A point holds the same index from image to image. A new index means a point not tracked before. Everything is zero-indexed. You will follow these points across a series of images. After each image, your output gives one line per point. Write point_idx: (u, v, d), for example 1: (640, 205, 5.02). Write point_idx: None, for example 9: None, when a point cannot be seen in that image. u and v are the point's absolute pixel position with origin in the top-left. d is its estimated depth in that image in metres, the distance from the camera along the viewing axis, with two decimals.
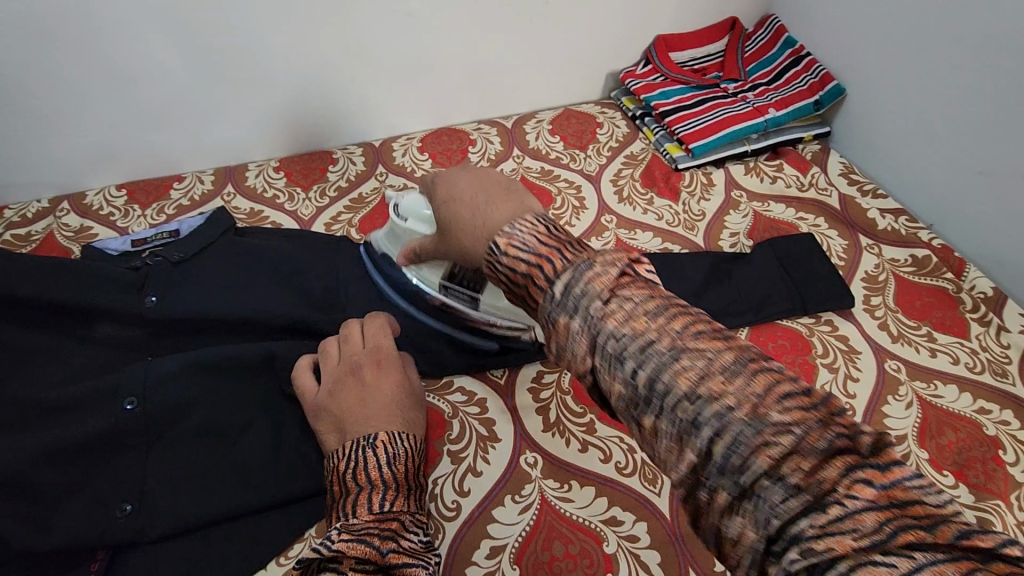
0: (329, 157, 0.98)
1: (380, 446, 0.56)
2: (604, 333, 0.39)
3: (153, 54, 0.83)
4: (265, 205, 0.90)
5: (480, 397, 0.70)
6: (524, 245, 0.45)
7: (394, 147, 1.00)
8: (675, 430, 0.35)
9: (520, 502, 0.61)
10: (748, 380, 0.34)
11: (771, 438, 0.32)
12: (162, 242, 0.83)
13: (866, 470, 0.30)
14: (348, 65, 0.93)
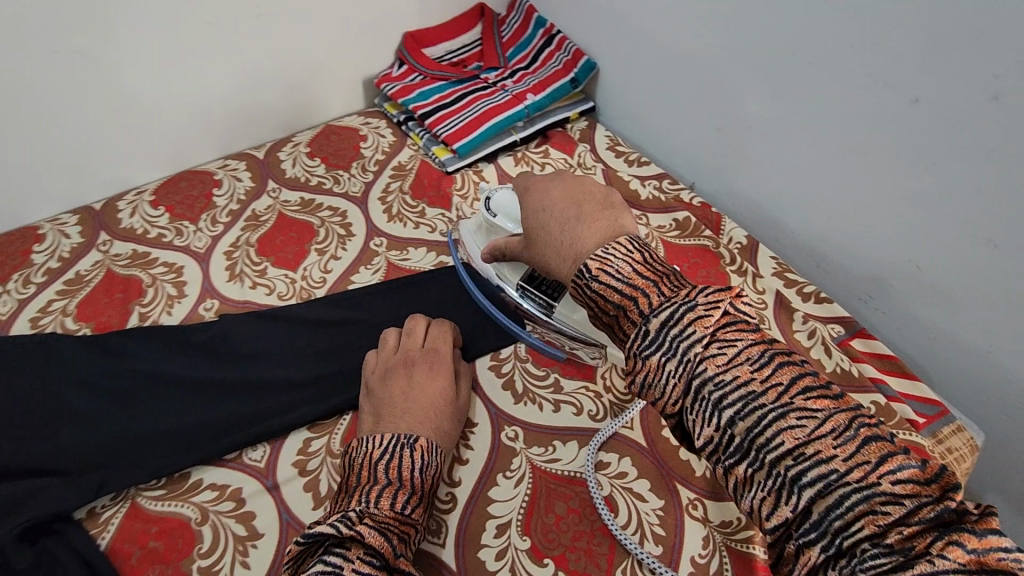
0: (115, 222, 0.96)
1: (419, 449, 0.81)
2: (688, 356, 0.65)
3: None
4: (47, 296, 1.07)
5: (232, 489, 0.88)
6: (620, 274, 0.73)
7: (173, 192, 0.98)
8: (717, 416, 0.63)
9: (511, 477, 0.87)
10: (773, 368, 0.63)
11: (793, 422, 0.60)
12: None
13: (883, 463, 0.57)
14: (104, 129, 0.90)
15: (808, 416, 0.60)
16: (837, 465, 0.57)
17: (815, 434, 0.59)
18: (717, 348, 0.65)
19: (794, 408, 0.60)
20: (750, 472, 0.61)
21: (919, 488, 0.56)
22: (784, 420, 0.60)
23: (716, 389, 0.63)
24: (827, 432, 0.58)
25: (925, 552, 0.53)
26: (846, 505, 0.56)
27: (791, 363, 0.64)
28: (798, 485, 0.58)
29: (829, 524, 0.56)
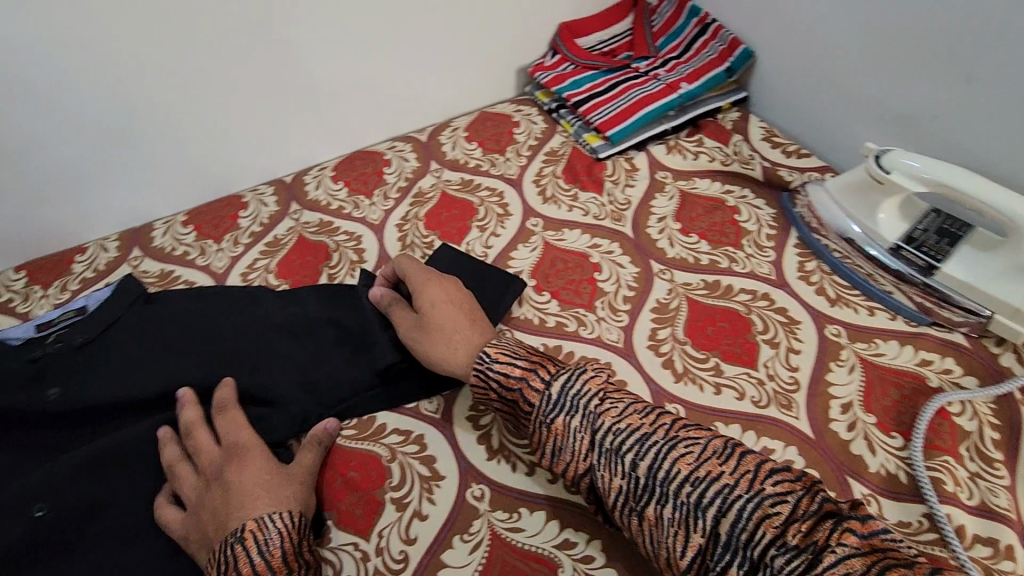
0: (381, 159, 0.99)
1: (247, 536, 0.53)
2: (588, 409, 0.56)
3: (210, 69, 0.86)
4: (306, 207, 0.93)
5: (416, 434, 0.68)
6: (518, 355, 0.61)
7: (442, 139, 1.02)
8: (619, 464, 0.53)
9: (844, 365, 0.69)
10: (630, 411, 0.55)
11: (682, 450, 0.52)
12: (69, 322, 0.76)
13: (765, 471, 0.50)
14: (405, 69, 0.99)
15: (692, 444, 0.53)
16: (727, 480, 0.50)
17: (702, 458, 0.52)
18: (612, 403, 0.56)
19: (680, 439, 0.53)
20: (657, 511, 0.51)
21: (791, 480, 0.50)
22: (676, 450, 0.52)
23: (614, 436, 0.54)
24: (709, 453, 0.52)
25: (828, 544, 0.45)
26: (744, 517, 0.48)
27: (666, 411, 0.56)
28: (700, 507, 0.50)
29: (737, 540, 0.48)
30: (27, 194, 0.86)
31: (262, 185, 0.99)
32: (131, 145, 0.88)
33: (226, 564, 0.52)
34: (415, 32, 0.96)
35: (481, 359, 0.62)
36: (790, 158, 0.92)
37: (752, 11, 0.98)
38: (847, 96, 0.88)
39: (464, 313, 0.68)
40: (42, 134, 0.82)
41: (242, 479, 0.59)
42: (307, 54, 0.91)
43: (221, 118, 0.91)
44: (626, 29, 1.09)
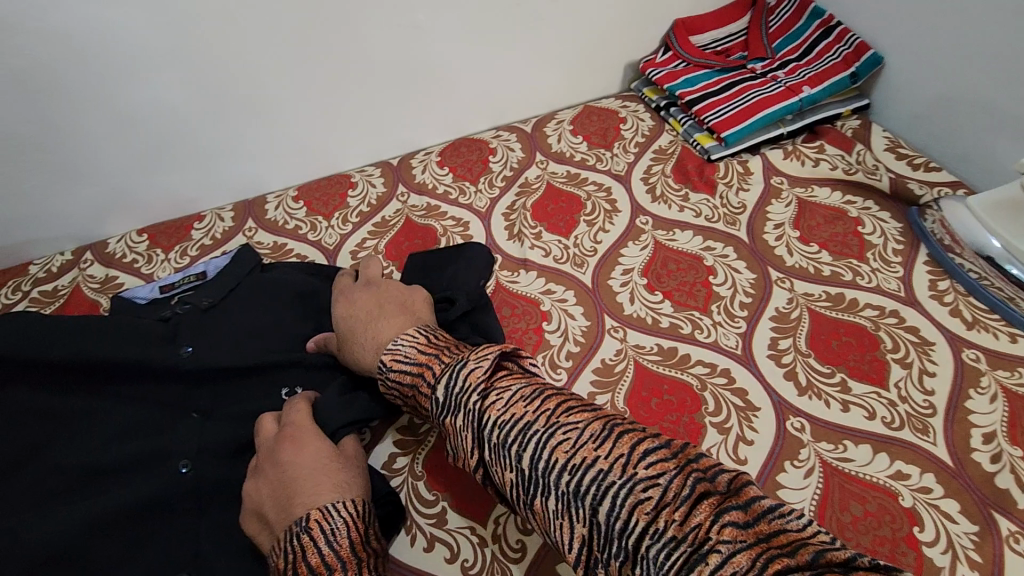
0: (486, 147, 0.99)
1: (314, 524, 0.49)
2: (471, 405, 0.50)
3: (334, 47, 0.87)
4: (413, 190, 0.94)
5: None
6: (407, 358, 0.59)
7: (547, 131, 1.01)
8: (506, 455, 0.47)
9: (985, 393, 0.66)
10: (492, 397, 0.50)
11: (558, 436, 0.46)
12: (190, 286, 0.79)
13: (640, 452, 0.44)
14: (516, 58, 0.99)
15: (570, 428, 0.46)
16: (602, 464, 0.43)
17: (578, 443, 0.45)
18: (496, 394, 0.50)
19: (561, 422, 0.47)
20: (546, 506, 0.45)
21: (692, 469, 0.42)
22: (552, 437, 0.46)
23: (494, 428, 0.48)
24: (585, 436, 0.45)
25: (705, 537, 0.38)
26: (618, 511, 0.42)
27: (558, 394, 0.50)
28: (576, 496, 0.43)
29: (612, 530, 0.42)
30: (154, 160, 0.89)
31: (368, 165, 1.01)
32: (253, 120, 0.91)
33: (293, 556, 0.48)
34: (534, 21, 0.95)
35: (382, 369, 0.61)
36: (917, 171, 0.88)
37: (885, 15, 0.93)
38: (988, 109, 0.83)
39: (372, 312, 0.66)
40: (178, 104, 0.85)
41: (295, 462, 0.55)
42: (426, 39, 0.91)
43: (337, 97, 0.92)
44: (741, 29, 1.06)
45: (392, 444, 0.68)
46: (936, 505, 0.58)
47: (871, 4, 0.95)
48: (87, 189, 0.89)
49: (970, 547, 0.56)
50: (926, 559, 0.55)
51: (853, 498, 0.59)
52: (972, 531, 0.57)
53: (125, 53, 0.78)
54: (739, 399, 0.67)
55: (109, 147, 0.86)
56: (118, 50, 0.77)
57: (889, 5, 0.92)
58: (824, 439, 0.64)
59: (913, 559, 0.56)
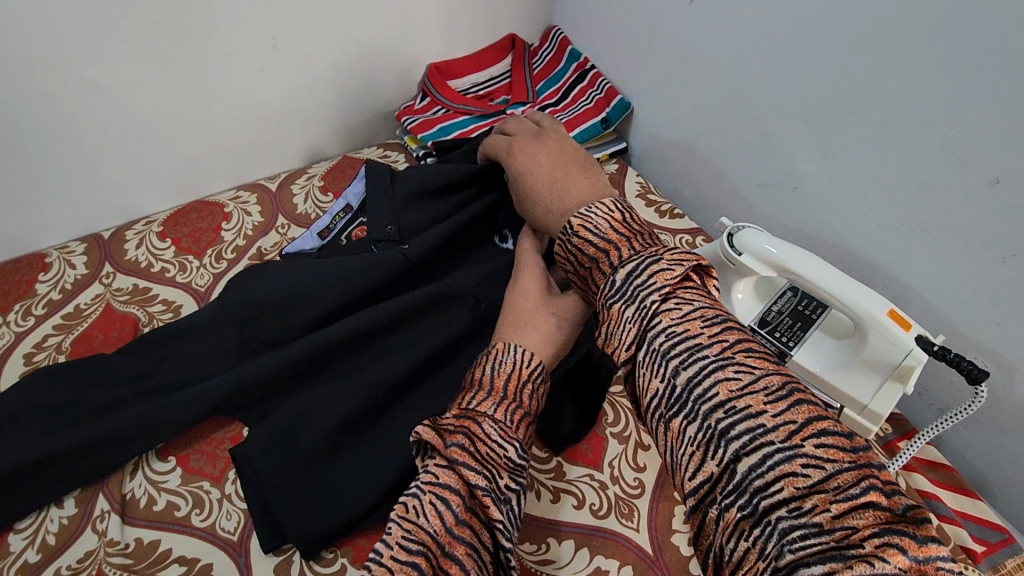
0: (220, 211, 0.88)
1: (492, 355, 0.55)
2: (645, 302, 0.45)
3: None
4: (121, 270, 0.81)
5: (203, 563, 0.58)
6: (597, 230, 0.54)
7: (293, 189, 0.92)
8: (663, 365, 0.42)
9: None
10: (683, 311, 0.44)
11: (730, 372, 0.40)
12: (343, 223, 0.84)
13: (815, 429, 0.37)
14: (247, 113, 0.88)
15: (747, 370, 0.39)
16: (765, 420, 0.37)
17: (747, 388, 0.39)
18: (676, 303, 0.45)
19: (736, 361, 0.40)
20: (679, 426, 0.40)
21: (872, 478, 0.34)
22: (721, 370, 0.40)
23: (666, 335, 0.43)
24: (760, 385, 0.39)
25: (857, 543, 0.32)
26: (765, 463, 0.36)
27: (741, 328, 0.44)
28: (723, 435, 0.38)
29: (747, 485, 0.36)
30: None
31: (75, 241, 0.86)
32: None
33: (475, 365, 0.55)
34: (257, 73, 0.85)
35: (565, 231, 0.56)
36: (663, 219, 0.88)
37: (629, 62, 0.93)
38: (716, 156, 0.84)
39: (547, 174, 0.66)
40: None
41: (513, 295, 0.63)
42: (111, 99, 0.77)
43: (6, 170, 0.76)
44: (504, 71, 1.02)
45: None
46: None
47: (617, 50, 0.94)
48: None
49: None
50: None
51: None
52: None
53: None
54: None
55: None
56: None
57: (630, 52, 0.92)
58: (528, 540, 0.60)
59: None
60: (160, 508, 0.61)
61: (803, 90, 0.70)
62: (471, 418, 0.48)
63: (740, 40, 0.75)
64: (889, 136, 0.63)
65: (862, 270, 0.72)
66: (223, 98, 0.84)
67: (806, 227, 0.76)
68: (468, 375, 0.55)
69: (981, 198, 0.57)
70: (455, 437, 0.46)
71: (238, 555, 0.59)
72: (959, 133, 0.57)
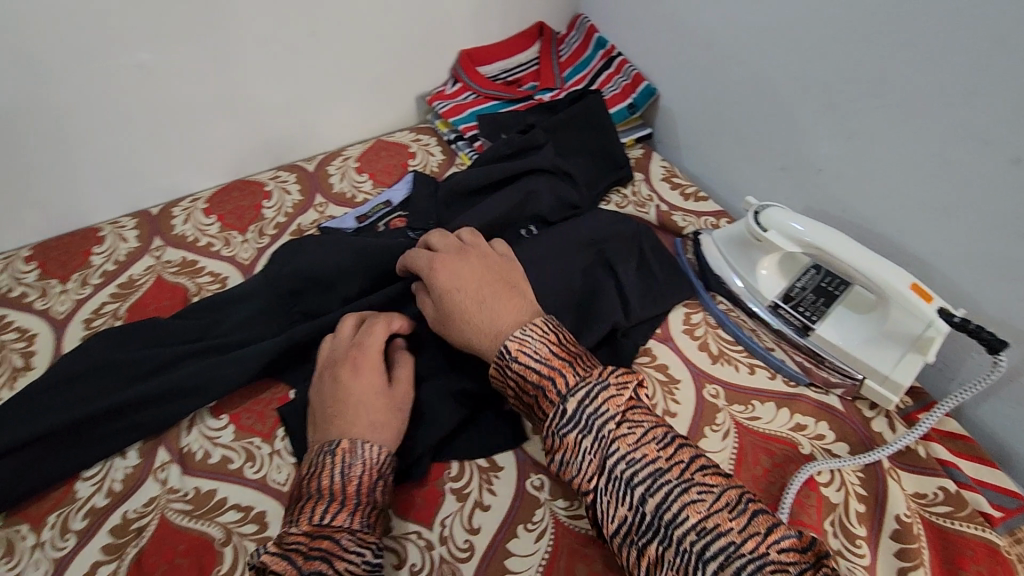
0: (261, 190, 0.92)
1: (340, 453, 0.55)
2: (602, 432, 0.51)
3: (46, 94, 0.76)
4: (170, 244, 0.85)
5: (257, 511, 0.61)
6: (537, 354, 0.56)
7: (330, 170, 0.95)
8: (629, 494, 0.49)
9: (719, 430, 0.67)
10: (637, 441, 0.50)
11: (694, 495, 0.47)
12: (381, 213, 0.89)
13: (773, 535, 0.46)
14: (287, 96, 0.92)
15: (706, 489, 0.48)
16: (734, 537, 0.45)
17: (713, 507, 0.47)
18: (629, 427, 0.51)
19: (696, 481, 0.48)
20: (658, 552, 0.47)
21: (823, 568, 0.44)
22: (687, 492, 0.47)
23: (626, 464, 0.49)
24: (722, 502, 0.47)
25: None
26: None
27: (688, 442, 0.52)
28: (702, 558, 0.44)
29: None
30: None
31: (125, 216, 0.90)
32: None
33: (315, 470, 0.55)
34: (298, 58, 0.88)
35: (501, 355, 0.57)
36: (687, 201, 0.90)
37: (654, 49, 0.95)
38: (739, 140, 0.87)
39: (472, 298, 0.63)
40: None
41: (351, 390, 0.60)
42: (166, 79, 0.82)
43: (63, 148, 0.81)
44: (532, 58, 1.05)
45: (99, 549, 0.59)
46: None
47: (642, 37, 0.97)
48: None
49: None
50: None
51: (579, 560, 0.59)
52: None
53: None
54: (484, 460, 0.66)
55: None
56: None
57: (656, 38, 0.94)
58: (560, 497, 0.63)
59: None
60: (214, 461, 0.65)
61: (826, 73, 0.72)
62: (326, 535, 0.50)
63: (764, 25, 0.77)
64: (913, 117, 0.65)
65: (884, 249, 0.74)
66: (262, 82, 0.88)
67: (829, 208, 0.78)
68: (303, 483, 0.55)
69: (1003, 176, 0.60)
70: (313, 564, 0.48)
71: (289, 504, 0.62)
72: (980, 112, 0.60)
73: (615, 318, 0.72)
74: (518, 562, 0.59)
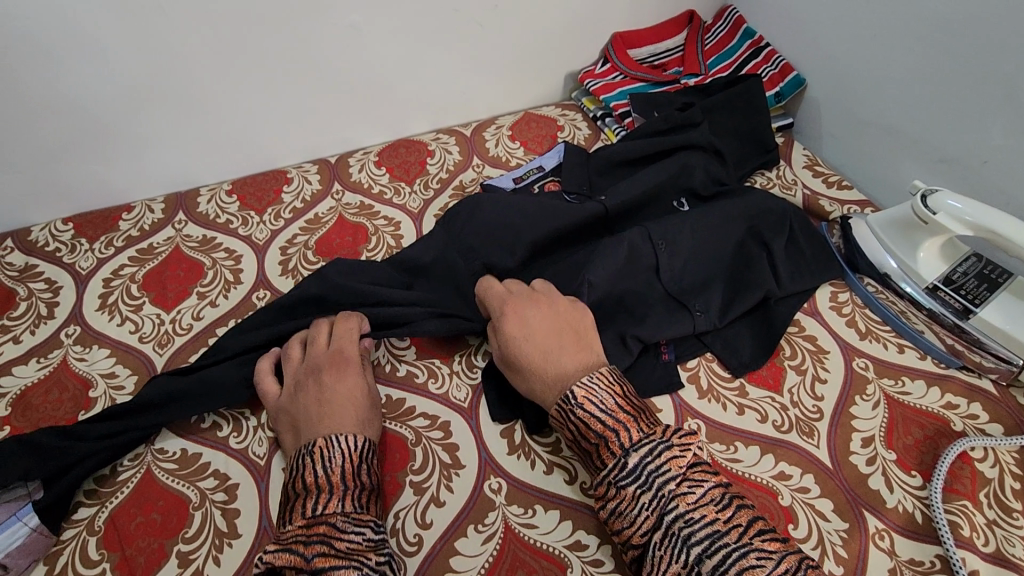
0: (424, 149, 1.01)
1: (317, 452, 0.57)
2: (662, 489, 0.52)
3: (269, 48, 0.87)
4: (349, 189, 0.95)
5: (442, 420, 0.69)
6: (602, 405, 0.57)
7: (486, 136, 1.03)
8: (684, 552, 0.49)
9: (869, 400, 0.70)
10: (699, 497, 0.51)
11: (752, 559, 0.47)
12: (535, 177, 0.96)
13: None
14: (457, 64, 1.00)
15: (764, 556, 0.47)
16: None
17: (770, 572, 0.46)
18: (690, 487, 0.52)
19: (752, 547, 0.48)
20: None
21: None
22: (744, 557, 0.47)
23: (684, 523, 0.50)
24: (780, 568, 0.47)
25: None
26: None
27: (747, 508, 0.52)
28: None
29: None
30: (81, 150, 0.87)
31: (306, 162, 1.01)
32: (183, 115, 0.89)
33: (298, 471, 0.57)
34: (474, 29, 0.96)
35: (567, 399, 0.59)
36: (831, 189, 0.93)
37: (808, 40, 0.98)
38: (893, 132, 0.88)
39: (537, 348, 0.63)
40: (105, 99, 0.84)
41: (326, 394, 0.62)
42: (364, 40, 0.91)
43: (269, 95, 0.92)
44: (678, 45, 1.10)
45: None
46: (812, 505, 0.62)
47: (796, 28, 1.00)
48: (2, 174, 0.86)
49: (838, 543, 0.59)
50: None
51: None
52: (841, 529, 0.60)
53: (43, 42, 0.76)
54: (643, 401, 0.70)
55: (21, 138, 0.83)
56: (38, 39, 0.75)
57: (813, 30, 0.97)
58: (717, 441, 0.67)
59: None
60: (402, 374, 0.73)
61: (1004, 67, 0.73)
62: (319, 522, 0.53)
63: (938, 18, 0.78)
64: None
65: None
66: (440, 50, 0.97)
67: (990, 201, 0.79)
68: (290, 483, 0.57)
69: None
70: (307, 549, 0.50)
71: (470, 418, 0.69)
72: None
73: (768, 287, 0.76)
74: None
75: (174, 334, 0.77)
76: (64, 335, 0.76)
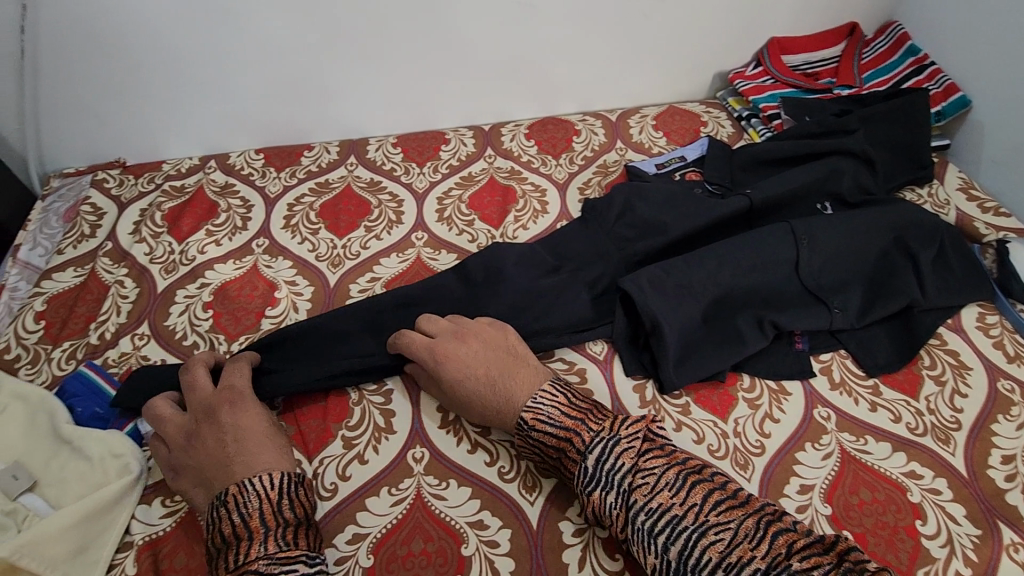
0: (572, 128, 1.07)
1: (231, 499, 0.54)
2: (620, 485, 0.53)
3: (453, 19, 0.96)
4: (499, 154, 1.03)
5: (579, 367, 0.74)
6: (552, 419, 0.59)
7: (631, 123, 1.08)
8: (653, 543, 0.50)
9: (1013, 420, 0.69)
10: (653, 479, 0.53)
11: (712, 536, 0.48)
12: (677, 165, 0.99)
13: (795, 548, 0.46)
14: (616, 52, 1.05)
15: (722, 528, 0.49)
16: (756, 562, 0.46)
17: (731, 543, 0.48)
18: (644, 476, 0.53)
19: (710, 522, 0.49)
20: None
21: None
22: (704, 536, 0.49)
23: (643, 514, 0.51)
24: (738, 537, 0.48)
25: None
26: None
27: (703, 480, 0.53)
28: None
29: None
30: (281, 92, 1.00)
31: (461, 127, 1.10)
32: (368, 71, 1.00)
33: (215, 524, 0.54)
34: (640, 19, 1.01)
35: (522, 427, 0.60)
36: (986, 214, 0.90)
37: (981, 61, 0.96)
38: None
39: (483, 378, 0.64)
40: (309, 49, 0.96)
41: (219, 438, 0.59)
42: (536, 19, 0.98)
43: (444, 61, 1.01)
44: (834, 56, 1.10)
45: None
46: (942, 505, 0.62)
47: (969, 49, 0.98)
48: (218, 104, 1.00)
49: (968, 546, 0.59)
50: (925, 549, 0.59)
51: (863, 485, 0.64)
52: (973, 534, 0.60)
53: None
54: (774, 382, 0.73)
55: (240, 78, 0.97)
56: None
57: (989, 51, 0.94)
58: (847, 431, 0.68)
59: (909, 546, 0.59)
60: None
61: None
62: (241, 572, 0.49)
63: None
64: None
65: None
66: (603, 35, 1.02)
67: None
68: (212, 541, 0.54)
69: None
70: None
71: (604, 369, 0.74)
72: None
73: (913, 295, 0.76)
74: (807, 471, 0.65)
75: (345, 258, 0.87)
76: (256, 246, 0.88)
